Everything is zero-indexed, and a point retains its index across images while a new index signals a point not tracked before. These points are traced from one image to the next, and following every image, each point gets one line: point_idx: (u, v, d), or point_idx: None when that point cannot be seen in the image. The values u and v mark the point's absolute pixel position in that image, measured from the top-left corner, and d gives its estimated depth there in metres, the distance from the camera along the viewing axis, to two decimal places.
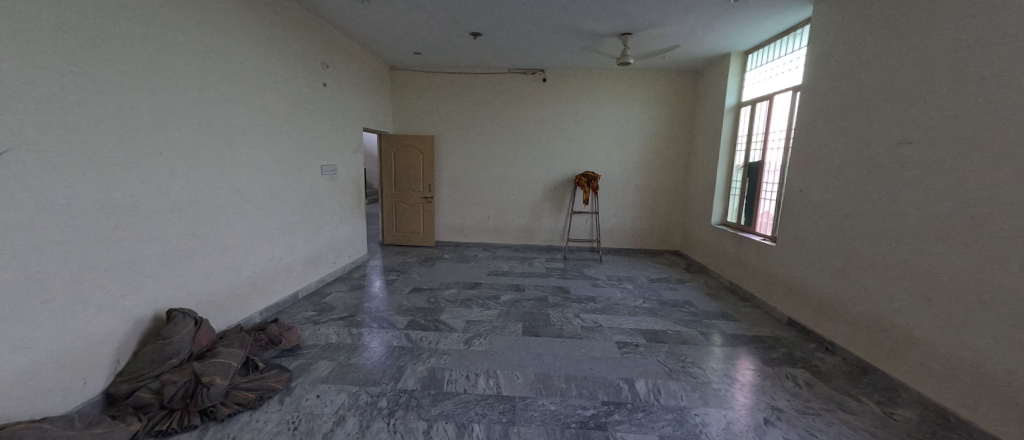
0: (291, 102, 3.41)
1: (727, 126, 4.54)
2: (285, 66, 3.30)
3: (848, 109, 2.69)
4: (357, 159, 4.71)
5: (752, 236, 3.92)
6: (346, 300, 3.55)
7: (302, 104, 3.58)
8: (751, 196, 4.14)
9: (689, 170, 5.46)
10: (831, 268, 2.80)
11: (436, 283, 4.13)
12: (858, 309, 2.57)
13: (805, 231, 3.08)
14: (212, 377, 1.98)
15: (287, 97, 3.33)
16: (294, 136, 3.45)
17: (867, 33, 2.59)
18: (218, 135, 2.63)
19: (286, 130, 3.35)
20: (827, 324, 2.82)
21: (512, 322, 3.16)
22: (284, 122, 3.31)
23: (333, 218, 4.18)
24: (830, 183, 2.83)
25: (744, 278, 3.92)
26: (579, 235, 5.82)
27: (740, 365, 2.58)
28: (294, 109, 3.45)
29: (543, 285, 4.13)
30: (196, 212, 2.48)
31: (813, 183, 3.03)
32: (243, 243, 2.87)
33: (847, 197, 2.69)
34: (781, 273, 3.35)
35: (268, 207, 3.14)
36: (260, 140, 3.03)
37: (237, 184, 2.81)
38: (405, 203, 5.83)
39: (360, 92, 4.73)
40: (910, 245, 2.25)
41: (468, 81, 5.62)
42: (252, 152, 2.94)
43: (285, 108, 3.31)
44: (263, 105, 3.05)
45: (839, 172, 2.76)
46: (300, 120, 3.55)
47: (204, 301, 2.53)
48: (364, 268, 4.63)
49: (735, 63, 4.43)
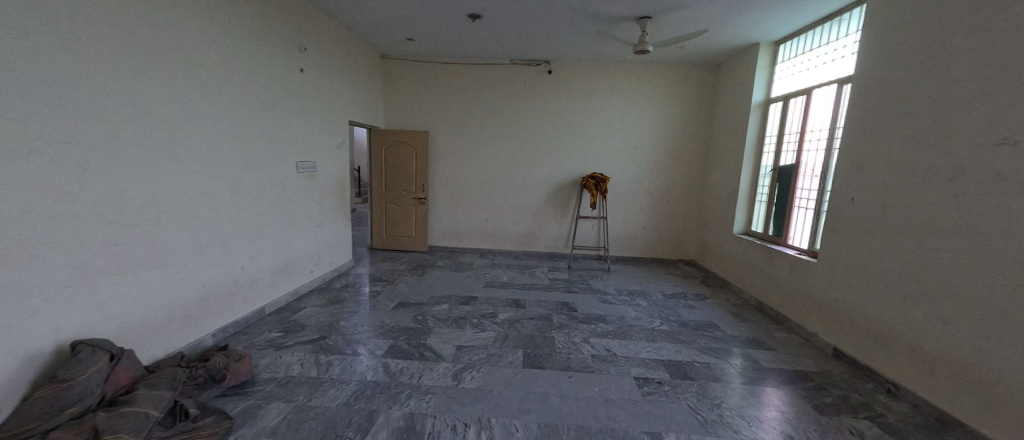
0: (260, 87, 2.95)
1: (753, 125, 4.08)
2: (250, 46, 2.83)
3: (921, 104, 2.23)
4: (342, 155, 4.25)
5: (785, 249, 3.45)
6: (320, 317, 3.08)
7: (275, 91, 3.12)
8: (782, 204, 3.68)
9: (707, 173, 4.99)
10: (893, 293, 2.34)
11: (426, 297, 3.66)
12: (934, 347, 2.10)
13: (857, 248, 2.62)
14: (116, 435, 1.51)
15: (254, 81, 2.87)
16: (263, 127, 2.99)
17: (946, 10, 2.14)
18: (161, 124, 2.16)
19: (253, 120, 2.88)
20: (888, 361, 2.35)
21: (510, 349, 2.69)
22: (251, 111, 2.85)
23: (312, 222, 3.71)
24: (894, 192, 2.37)
25: (775, 297, 3.45)
26: (585, 242, 5.34)
27: (787, 412, 2.11)
28: (264, 96, 2.99)
29: (546, 301, 3.66)
30: (127, 218, 2.02)
31: (868, 191, 2.57)
32: (192, 252, 2.41)
33: (917, 209, 2.23)
34: (824, 295, 2.88)
35: (228, 210, 2.68)
36: (219, 131, 2.57)
37: (184, 183, 2.34)
38: (395, 204, 5.35)
39: (346, 82, 4.26)
40: (1010, 273, 1.79)
41: (466, 72, 5.15)
42: (208, 145, 2.48)
43: (252, 94, 2.85)
44: (223, 90, 2.59)
45: (905, 180, 2.30)
46: (271, 109, 3.09)
47: (131, 326, 2.06)
48: (347, 276, 4.16)
49: (764, 54, 3.97)
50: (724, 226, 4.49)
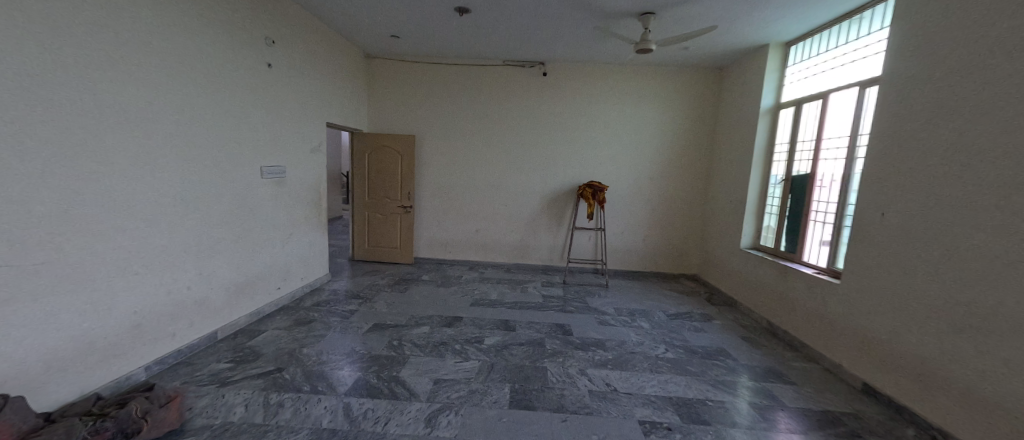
0: (214, 82, 2.60)
1: (762, 131, 3.80)
2: (202, 35, 2.50)
3: (972, 108, 1.95)
4: (318, 160, 3.90)
5: (802, 268, 3.15)
6: (282, 343, 2.70)
7: (233, 87, 2.78)
8: (796, 217, 3.39)
9: (711, 182, 4.70)
10: (938, 325, 2.03)
11: (406, 317, 3.29)
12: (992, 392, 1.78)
13: (891, 270, 2.32)
14: None
15: (205, 75, 2.53)
16: (217, 127, 2.64)
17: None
18: (75, 120, 1.81)
19: (204, 119, 2.53)
20: (933, 404, 2.03)
21: (496, 383, 2.34)
22: (201, 108, 2.50)
23: (280, 233, 3.35)
24: (940, 209, 2.07)
25: (791, 320, 3.13)
26: (582, 254, 5.01)
27: None
28: (219, 92, 2.65)
29: (539, 322, 3.32)
30: (23, 235, 1.66)
31: (903, 205, 2.27)
32: (120, 273, 2.05)
33: (969, 229, 1.93)
34: (851, 321, 2.57)
35: (169, 222, 2.32)
36: (158, 131, 2.22)
37: (112, 191, 1.99)
38: (379, 213, 4.99)
39: (324, 80, 3.92)
40: None
41: (456, 73, 4.85)
42: (143, 146, 2.13)
43: (202, 89, 2.51)
44: (163, 84, 2.24)
45: (954, 195, 2.00)
46: (229, 108, 2.74)
47: (27, 366, 1.69)
48: (321, 293, 3.79)
49: (774, 56, 3.71)
50: (730, 240, 4.19)
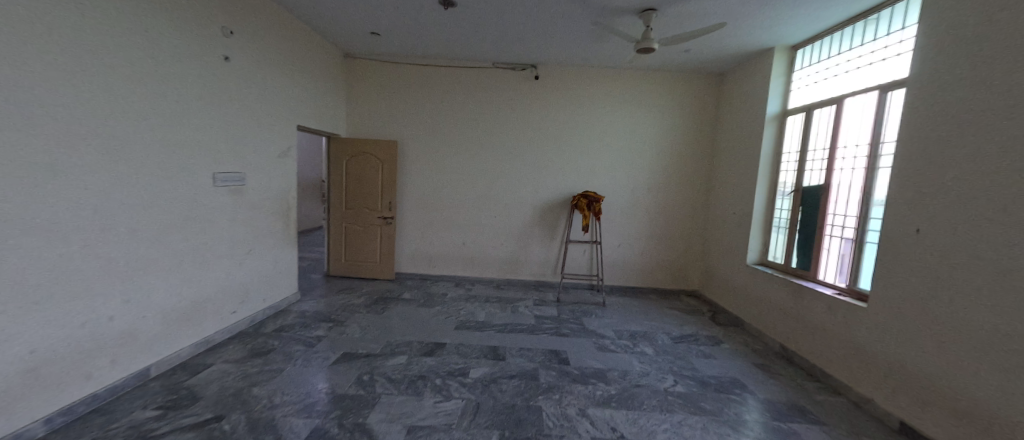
0: (153, 75, 2.23)
1: (769, 138, 3.57)
2: (137, 18, 2.13)
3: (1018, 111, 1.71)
4: (287, 166, 3.52)
5: (819, 287, 2.88)
6: (229, 380, 2.29)
7: (179, 82, 2.41)
8: (809, 232, 3.14)
9: (712, 193, 4.45)
10: (995, 360, 1.74)
11: (380, 345, 2.90)
12: None
13: (930, 293, 2.05)
14: None
15: (140, 66, 2.16)
16: (156, 128, 2.26)
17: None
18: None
19: (138, 117, 2.15)
20: None
21: (482, 430, 1.98)
22: (133, 104, 2.12)
23: (237, 249, 2.95)
24: (985, 225, 1.81)
25: (810, 345, 2.85)
26: (576, 269, 4.69)
27: None
28: (159, 87, 2.27)
29: (532, 349, 2.96)
30: None
31: (942, 221, 2.01)
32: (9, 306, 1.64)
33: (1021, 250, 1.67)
34: (882, 350, 2.28)
35: (85, 239, 1.91)
36: (71, 129, 1.83)
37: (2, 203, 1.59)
38: (357, 224, 4.60)
39: (295, 80, 3.57)
40: None
41: (442, 76, 4.54)
42: (47, 147, 1.74)
43: (135, 82, 2.13)
44: (81, 73, 1.87)
45: (1002, 209, 1.75)
46: (173, 105, 2.37)
47: None
48: (286, 315, 3.37)
49: (779, 61, 3.50)
50: (735, 255, 3.92)
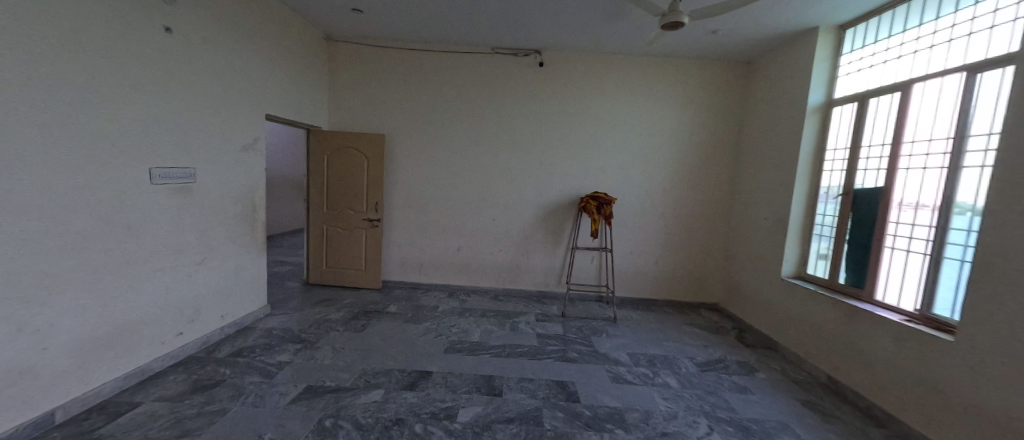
0: (60, 43, 1.76)
1: (810, 133, 3.08)
2: None
3: None
4: (253, 161, 3.05)
5: (881, 311, 2.39)
6: (154, 428, 1.82)
7: (100, 54, 1.93)
8: (864, 243, 2.65)
9: (737, 195, 3.97)
10: None
11: (353, 374, 2.43)
12: None
13: None
14: None
15: (37, 30, 1.68)
16: (64, 110, 1.79)
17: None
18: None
19: (35, 95, 1.68)
20: None
21: None
22: (26, 78, 1.65)
23: (184, 259, 2.48)
24: None
25: (870, 380, 2.37)
26: (583, 279, 4.21)
27: None
28: (69, 59, 1.80)
29: (534, 380, 2.49)
30: None
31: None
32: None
33: None
34: (981, 399, 1.80)
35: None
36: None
37: None
38: (339, 227, 4.13)
39: (263, 61, 3.10)
40: None
41: (435, 62, 4.06)
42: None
43: (30, 50, 1.66)
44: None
45: None
46: (91, 83, 1.90)
47: None
48: (249, 334, 2.90)
49: (825, 42, 3.01)
50: (766, 266, 3.44)
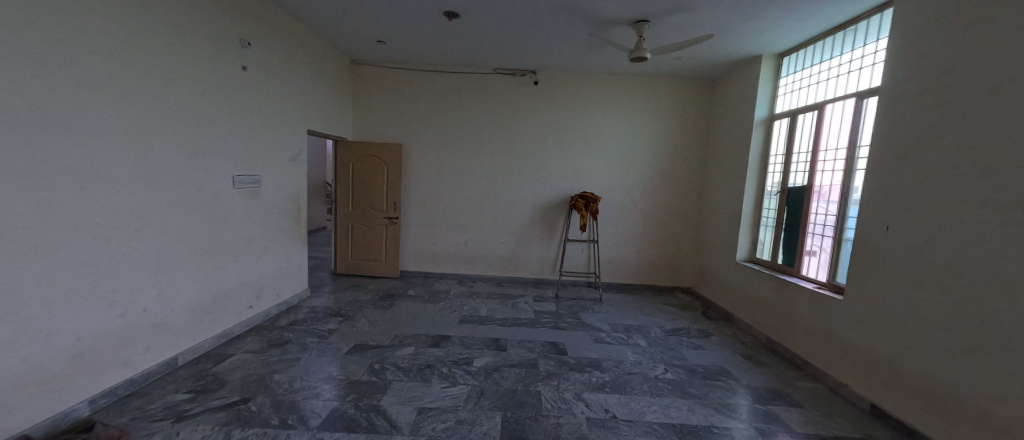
0: (164, 70, 2.28)
1: (756, 141, 3.76)
2: (179, 44, 2.37)
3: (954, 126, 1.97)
4: (298, 169, 3.69)
5: (801, 282, 3.06)
6: (251, 368, 2.48)
7: (193, 79, 2.48)
8: (794, 230, 3.31)
9: (704, 193, 4.64)
10: (935, 342, 2.00)
11: (389, 336, 3.11)
12: (992, 408, 1.75)
13: (884, 286, 2.31)
14: None
15: (147, 61, 2.18)
16: (167, 125, 2.32)
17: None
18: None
19: (147, 111, 2.19)
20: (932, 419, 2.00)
21: (486, 411, 2.17)
22: (145, 101, 2.17)
23: (254, 246, 3.12)
24: (927, 232, 2.08)
25: (794, 336, 3.01)
26: (574, 267, 4.89)
27: None
28: (171, 86, 2.34)
29: (531, 340, 3.17)
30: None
31: (922, 214, 2.13)
32: (25, 297, 1.68)
33: (957, 246, 1.93)
34: (860, 340, 2.44)
35: (90, 237, 1.93)
36: (78, 124, 1.84)
37: (71, 206, 1.83)
38: (363, 224, 4.78)
39: (305, 83, 3.70)
40: None
41: (445, 81, 4.73)
42: (55, 139, 1.76)
43: (148, 80, 2.19)
44: (86, 65, 1.87)
45: (936, 213, 2.04)
46: (187, 106, 2.45)
47: None
48: (299, 310, 3.54)
49: (767, 68, 3.70)
50: (725, 252, 4.10)
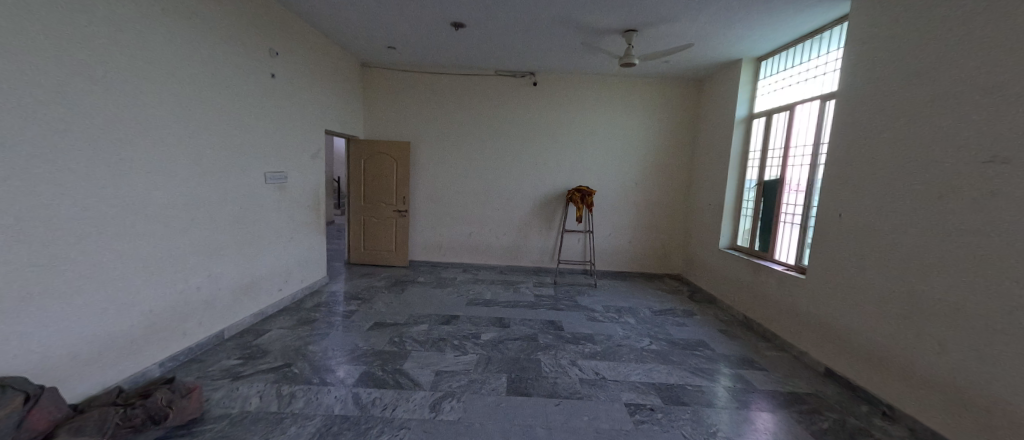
0: (211, 81, 2.62)
1: (737, 138, 4.11)
2: (223, 58, 2.71)
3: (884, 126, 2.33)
4: (318, 166, 4.02)
5: (772, 265, 3.43)
6: (288, 340, 2.84)
7: (235, 89, 2.83)
8: (768, 219, 3.67)
9: (691, 186, 4.99)
10: (871, 310, 2.37)
11: (405, 316, 3.47)
12: (911, 361, 2.12)
13: (834, 265, 2.67)
14: None
15: (200, 74, 2.52)
16: (215, 129, 2.66)
17: (954, 5, 2.00)
18: (64, 115, 1.79)
19: (200, 118, 2.54)
20: (869, 375, 2.37)
21: (493, 373, 2.54)
22: (197, 108, 2.50)
23: (282, 236, 3.48)
24: (866, 218, 2.44)
25: (765, 313, 3.37)
26: (571, 256, 5.25)
27: (766, 430, 2.09)
28: (218, 95, 2.68)
29: (532, 319, 3.53)
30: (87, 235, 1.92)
31: (859, 201, 2.49)
32: (111, 273, 2.04)
33: (888, 229, 2.29)
34: (817, 313, 2.80)
35: (159, 225, 2.29)
36: (147, 129, 2.19)
37: (142, 198, 2.18)
38: (374, 217, 5.12)
39: (323, 87, 4.03)
40: (980, 289, 1.83)
41: (450, 83, 5.04)
42: (130, 142, 2.10)
43: (200, 90, 2.53)
44: (150, 79, 2.20)
45: (872, 201, 2.40)
46: (231, 113, 2.80)
47: (74, 356, 1.88)
48: (321, 294, 3.90)
49: (746, 71, 4.03)
50: (710, 241, 4.45)
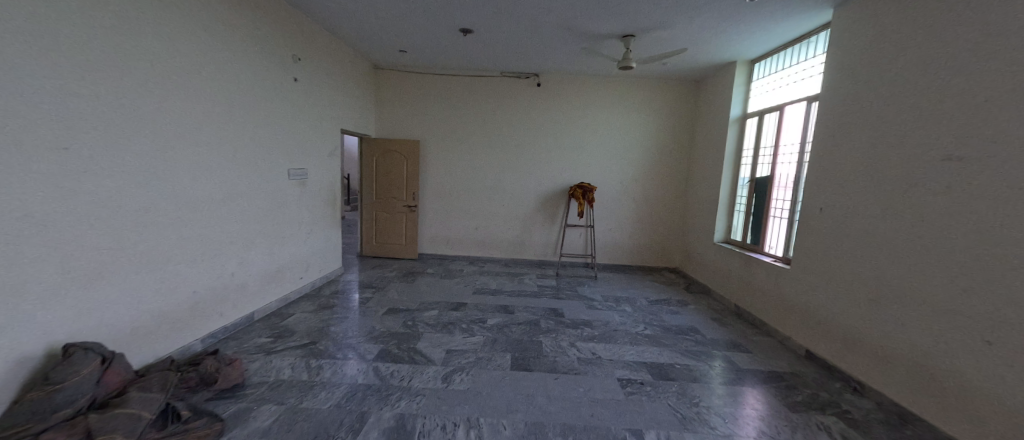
0: (244, 86, 2.88)
1: (731, 137, 4.31)
2: (253, 65, 2.97)
3: (857, 127, 2.54)
4: (334, 163, 4.29)
5: (762, 257, 3.63)
6: (311, 323, 3.11)
7: (263, 93, 3.10)
8: (759, 213, 3.87)
9: (689, 183, 5.19)
10: (846, 296, 2.58)
11: (416, 303, 3.74)
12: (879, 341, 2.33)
13: (815, 256, 2.88)
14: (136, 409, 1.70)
15: (234, 81, 2.79)
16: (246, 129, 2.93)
17: (918, 16, 2.20)
18: (126, 119, 2.06)
19: (234, 119, 2.81)
20: (843, 355, 2.58)
21: (499, 352, 2.80)
22: (231, 111, 2.77)
23: (303, 228, 3.75)
24: (842, 211, 2.65)
25: (755, 302, 3.58)
26: (573, 250, 5.48)
27: (744, 401, 2.31)
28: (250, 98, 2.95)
29: (534, 307, 3.78)
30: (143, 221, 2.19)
31: (837, 196, 2.70)
32: (162, 257, 2.31)
33: (861, 221, 2.50)
34: (799, 300, 3.01)
35: (201, 216, 2.57)
36: (190, 129, 2.45)
37: (186, 191, 2.45)
38: (385, 211, 5.39)
39: (339, 89, 4.29)
40: (936, 274, 2.04)
41: (458, 84, 5.28)
42: (177, 141, 2.37)
43: (234, 94, 2.80)
44: (194, 84, 2.47)
45: (848, 196, 2.60)
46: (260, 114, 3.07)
47: (134, 329, 2.15)
48: (337, 283, 4.17)
49: (740, 73, 4.22)
50: (705, 235, 4.66)
